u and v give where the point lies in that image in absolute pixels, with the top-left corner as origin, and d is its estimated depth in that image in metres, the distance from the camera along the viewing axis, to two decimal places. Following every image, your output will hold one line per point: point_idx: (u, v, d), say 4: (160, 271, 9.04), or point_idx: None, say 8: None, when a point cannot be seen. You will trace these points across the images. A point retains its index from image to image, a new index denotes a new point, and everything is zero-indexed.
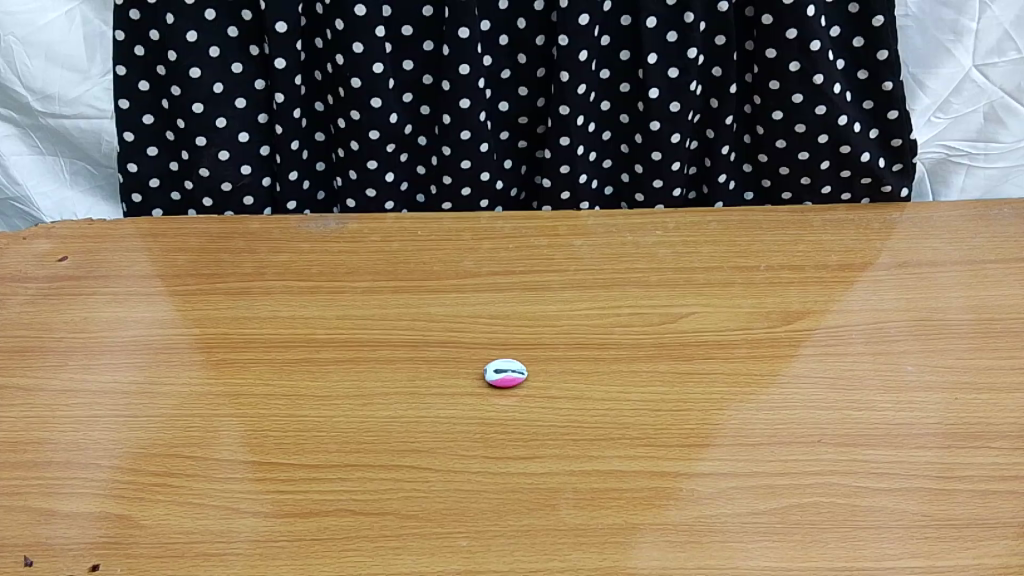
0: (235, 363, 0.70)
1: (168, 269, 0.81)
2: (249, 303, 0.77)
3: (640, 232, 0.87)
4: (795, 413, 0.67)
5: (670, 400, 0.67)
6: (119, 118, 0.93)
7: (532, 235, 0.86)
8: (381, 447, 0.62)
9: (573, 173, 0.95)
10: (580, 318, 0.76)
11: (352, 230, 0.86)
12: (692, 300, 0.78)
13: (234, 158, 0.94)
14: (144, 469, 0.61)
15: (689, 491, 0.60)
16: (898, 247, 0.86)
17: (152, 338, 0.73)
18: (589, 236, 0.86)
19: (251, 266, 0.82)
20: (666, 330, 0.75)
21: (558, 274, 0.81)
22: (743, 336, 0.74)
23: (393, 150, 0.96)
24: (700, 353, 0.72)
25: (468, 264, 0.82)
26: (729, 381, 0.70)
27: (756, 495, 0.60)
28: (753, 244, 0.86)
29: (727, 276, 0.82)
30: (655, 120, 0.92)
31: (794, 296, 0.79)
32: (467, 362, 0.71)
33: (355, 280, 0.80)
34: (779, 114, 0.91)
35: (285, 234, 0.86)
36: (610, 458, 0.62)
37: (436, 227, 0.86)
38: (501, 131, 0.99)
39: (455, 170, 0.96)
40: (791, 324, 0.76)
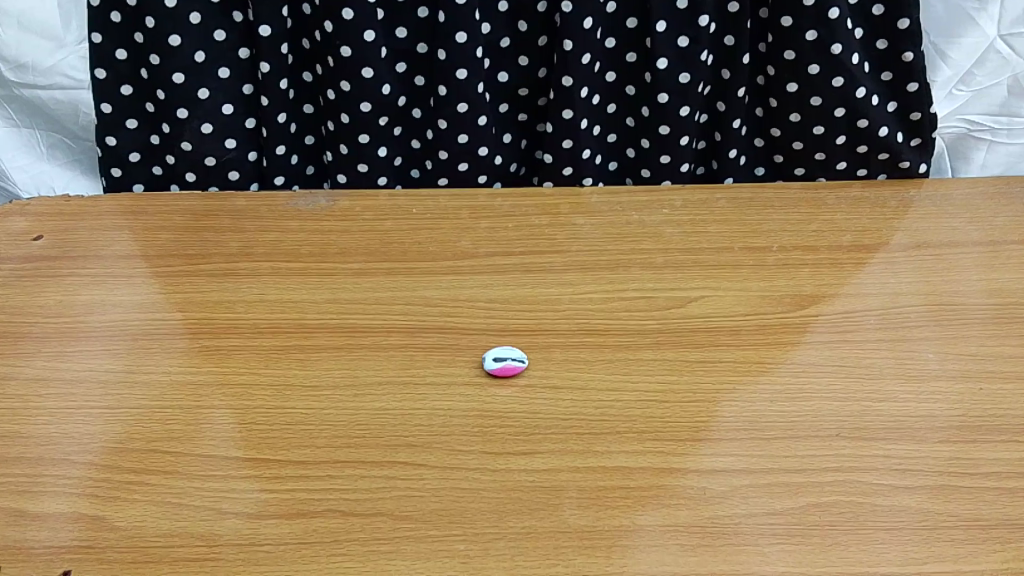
0: (219, 350, 0.66)
1: (150, 250, 0.77)
2: (235, 286, 0.73)
3: (646, 211, 0.82)
4: (810, 404, 0.63)
5: (678, 391, 0.64)
6: (97, 89, 0.89)
7: (533, 214, 0.82)
8: (373, 441, 0.59)
9: (575, 148, 0.91)
10: (583, 303, 0.72)
11: (343, 208, 0.82)
12: (701, 283, 0.75)
13: (217, 131, 0.90)
14: (119, 466, 0.57)
15: (699, 490, 0.56)
16: (914, 227, 0.82)
17: (131, 323, 0.69)
18: (592, 214, 0.82)
19: (237, 246, 0.77)
20: (674, 315, 0.71)
21: (559, 255, 0.77)
22: (755, 322, 0.71)
23: (385, 123, 0.92)
24: (709, 340, 0.69)
25: (464, 244, 0.78)
26: (741, 370, 0.66)
27: (771, 494, 0.56)
28: (764, 223, 0.82)
29: (738, 257, 0.78)
30: (663, 92, 0.88)
31: (807, 279, 0.75)
32: (465, 350, 0.67)
33: (345, 262, 0.75)
34: (794, 86, 0.87)
35: (272, 212, 0.81)
36: (615, 453, 0.58)
37: (432, 204, 0.82)
38: (500, 103, 0.94)
39: (452, 144, 0.92)
40: (805, 309, 0.72)
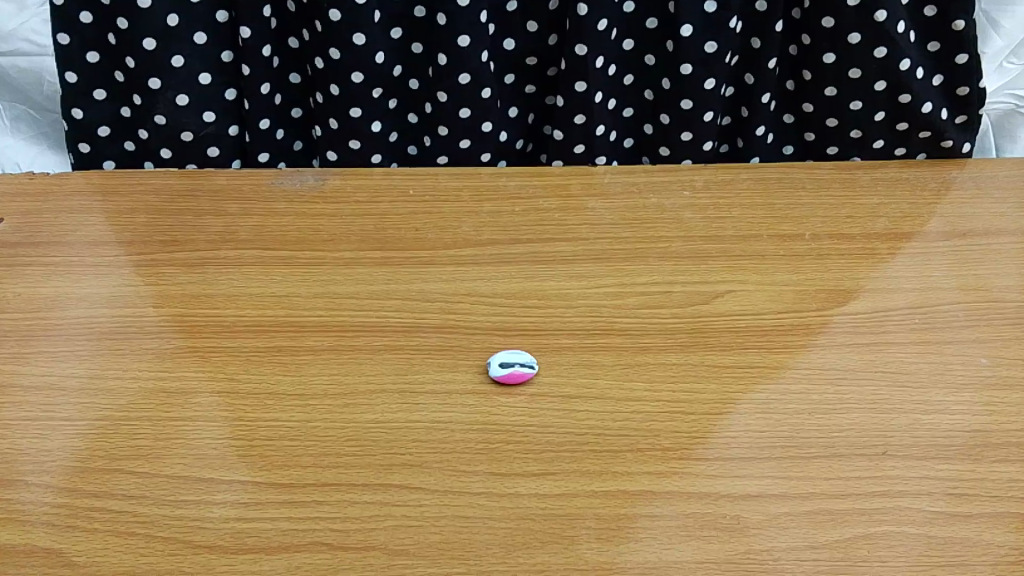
0: (193, 351, 0.60)
1: (120, 236, 0.70)
2: (213, 278, 0.66)
3: (664, 193, 0.75)
4: (853, 417, 0.57)
5: (706, 401, 0.57)
6: (60, 56, 0.81)
7: (541, 196, 0.74)
8: (365, 460, 0.52)
9: (588, 124, 0.84)
10: (597, 298, 0.65)
11: (333, 188, 0.75)
12: (727, 276, 0.68)
13: (193, 103, 0.83)
14: (79, 489, 0.51)
15: (733, 519, 0.50)
16: (958, 212, 0.75)
17: (97, 319, 0.63)
18: (606, 197, 0.75)
19: (216, 231, 0.70)
20: (698, 313, 0.64)
21: (570, 242, 0.70)
22: (788, 320, 0.64)
23: (379, 96, 0.85)
24: (738, 341, 0.62)
25: (466, 229, 0.71)
26: (775, 377, 0.59)
27: (813, 524, 0.50)
28: (795, 208, 0.75)
29: (767, 246, 0.71)
30: (686, 63, 0.80)
31: (844, 272, 0.69)
32: (468, 353, 0.60)
33: (335, 249, 0.68)
34: (831, 57, 0.79)
35: (256, 193, 0.74)
36: (637, 475, 0.52)
37: (431, 184, 0.75)
38: (506, 73, 0.86)
39: (452, 119, 0.84)
40: (842, 305, 0.65)
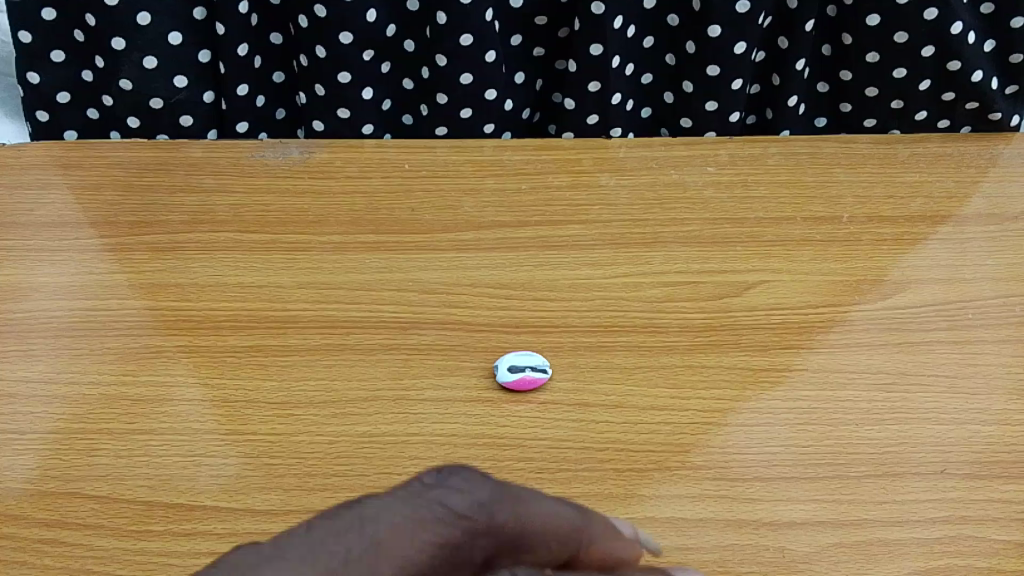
0: (162, 353, 0.53)
1: (79, 215, 0.63)
2: (185, 265, 0.59)
3: (686, 168, 0.68)
4: (907, 428, 0.50)
5: (742, 411, 0.51)
6: (13, 13, 0.74)
7: (550, 172, 0.67)
8: (358, 481, 0.46)
9: (604, 92, 0.78)
10: (616, 290, 0.58)
11: (320, 161, 0.67)
12: (759, 263, 0.61)
13: (163, 67, 0.76)
14: (28, 517, 0.44)
15: (777, 552, 0.44)
16: (1009, 192, 0.68)
17: (54, 313, 0.56)
18: (621, 173, 0.67)
19: (189, 210, 0.63)
20: (728, 307, 0.58)
21: (584, 225, 0.63)
22: (828, 315, 0.57)
23: (371, 58, 0.77)
24: (775, 341, 0.55)
25: (468, 210, 0.63)
26: (817, 382, 0.53)
27: (868, 558, 0.44)
28: (831, 186, 0.68)
29: (802, 229, 0.64)
30: (715, 24, 0.73)
31: (887, 259, 0.62)
32: (472, 354, 0.53)
33: (321, 232, 0.61)
34: (876, 19, 0.73)
35: (234, 166, 0.66)
36: (667, 498, 0.46)
37: (427, 158, 0.67)
38: (512, 34, 0.78)
39: (452, 86, 0.77)
40: (888, 298, 0.59)
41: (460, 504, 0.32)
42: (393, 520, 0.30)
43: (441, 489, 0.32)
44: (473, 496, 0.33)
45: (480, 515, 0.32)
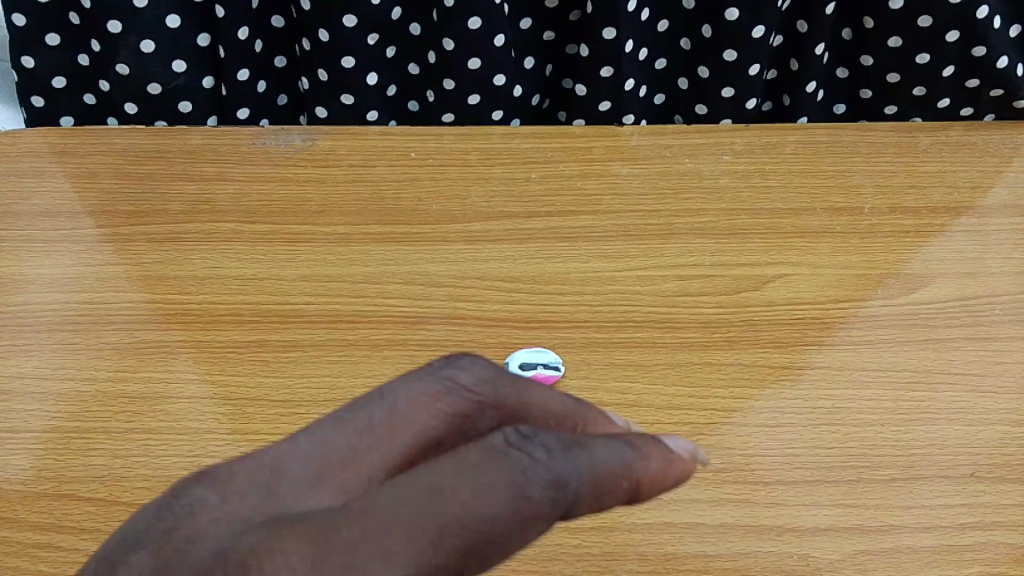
0: (161, 348, 0.51)
1: (75, 204, 0.60)
2: (184, 256, 0.57)
3: (702, 156, 0.66)
4: (934, 429, 0.49)
5: (763, 410, 0.49)
6: None
7: (560, 160, 0.65)
8: None
9: (616, 78, 0.76)
10: (630, 283, 0.56)
11: (324, 149, 0.65)
12: (779, 256, 0.59)
13: (161, 51, 0.74)
14: (22, 520, 0.43)
15: (801, 560, 0.42)
16: None
17: (49, 307, 0.54)
18: (635, 161, 0.65)
19: (188, 199, 0.61)
20: (747, 302, 0.56)
21: (597, 215, 0.61)
22: (851, 310, 0.55)
23: (376, 42, 0.75)
24: (796, 337, 0.53)
25: (476, 199, 0.61)
26: (840, 381, 0.51)
27: (895, 565, 0.43)
28: (851, 175, 0.65)
29: (822, 220, 0.62)
30: (733, 8, 0.71)
31: (911, 252, 0.60)
32: (482, 351, 0.52)
33: (325, 222, 0.59)
34: (899, 3, 0.71)
35: (234, 154, 0.64)
36: (685, 503, 0.44)
37: (434, 146, 0.65)
38: (522, 18, 0.76)
39: (459, 71, 0.75)
40: (912, 293, 0.57)
41: (467, 379, 0.29)
42: (396, 394, 0.28)
43: (445, 368, 0.29)
44: (480, 373, 0.29)
45: (487, 390, 0.29)
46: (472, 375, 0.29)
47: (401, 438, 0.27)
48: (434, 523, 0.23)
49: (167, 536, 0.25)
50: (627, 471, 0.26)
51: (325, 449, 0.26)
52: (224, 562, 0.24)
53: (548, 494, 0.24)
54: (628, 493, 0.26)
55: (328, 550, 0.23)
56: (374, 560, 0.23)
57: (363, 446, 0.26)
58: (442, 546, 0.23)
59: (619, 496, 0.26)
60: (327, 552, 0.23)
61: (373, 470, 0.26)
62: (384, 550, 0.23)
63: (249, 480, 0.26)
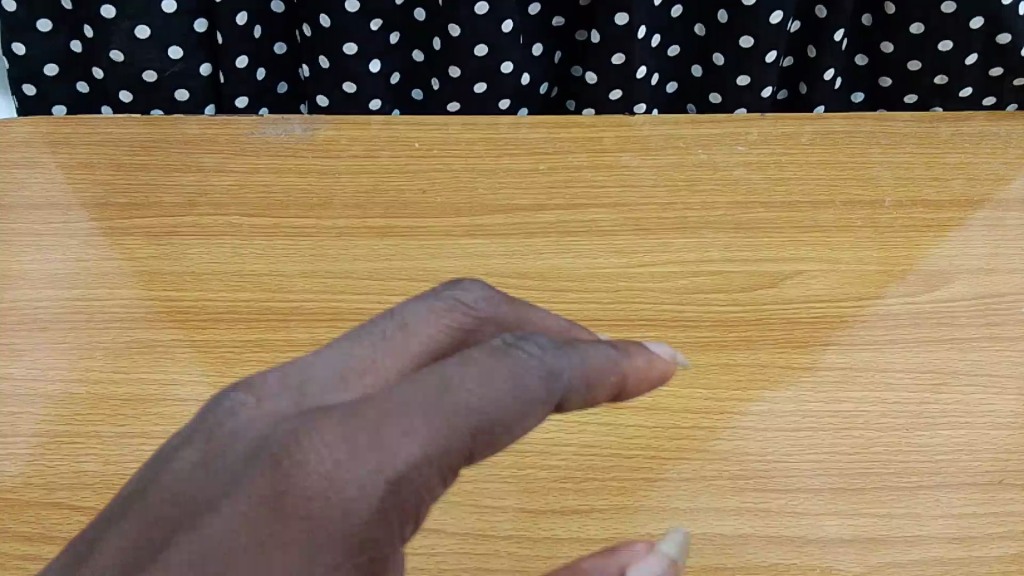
0: (156, 348, 0.49)
1: (67, 196, 0.58)
2: (180, 252, 0.55)
3: (717, 147, 0.63)
4: (961, 433, 0.47)
5: (783, 414, 0.47)
6: None
7: (570, 151, 0.63)
8: None
9: (628, 66, 0.74)
10: (643, 280, 0.54)
11: (325, 138, 0.62)
12: (797, 252, 0.57)
13: (156, 37, 0.72)
14: (9, 531, 0.41)
15: (823, 571, 0.41)
16: None
17: (40, 304, 0.52)
18: (647, 152, 0.63)
19: (185, 191, 0.59)
20: (765, 300, 0.53)
21: (608, 209, 0.59)
22: (873, 308, 0.53)
23: (378, 28, 0.73)
24: (816, 337, 0.51)
25: (483, 191, 0.59)
26: (863, 383, 0.49)
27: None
28: (871, 166, 0.63)
29: (842, 214, 0.60)
30: None
31: (934, 247, 0.58)
32: None
33: (326, 216, 0.57)
34: None
35: (232, 144, 0.62)
36: (702, 512, 0.43)
37: (439, 135, 0.63)
38: (530, 3, 0.73)
39: (466, 59, 0.73)
40: (936, 290, 0.55)
41: (469, 299, 0.33)
42: (411, 313, 0.31)
43: (451, 292, 0.33)
44: (479, 295, 0.33)
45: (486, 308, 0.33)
46: (475, 297, 0.33)
47: (415, 347, 0.30)
48: (450, 407, 0.26)
49: (212, 429, 0.28)
50: (612, 367, 0.31)
51: (351, 356, 0.30)
52: (269, 445, 0.27)
53: (546, 382, 0.28)
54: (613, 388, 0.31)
55: (358, 428, 0.26)
56: (399, 437, 0.25)
57: (383, 353, 0.30)
58: (460, 425, 0.26)
59: (604, 389, 0.30)
60: (356, 432, 0.26)
61: (393, 373, 0.29)
62: (408, 425, 0.26)
63: (283, 380, 0.29)
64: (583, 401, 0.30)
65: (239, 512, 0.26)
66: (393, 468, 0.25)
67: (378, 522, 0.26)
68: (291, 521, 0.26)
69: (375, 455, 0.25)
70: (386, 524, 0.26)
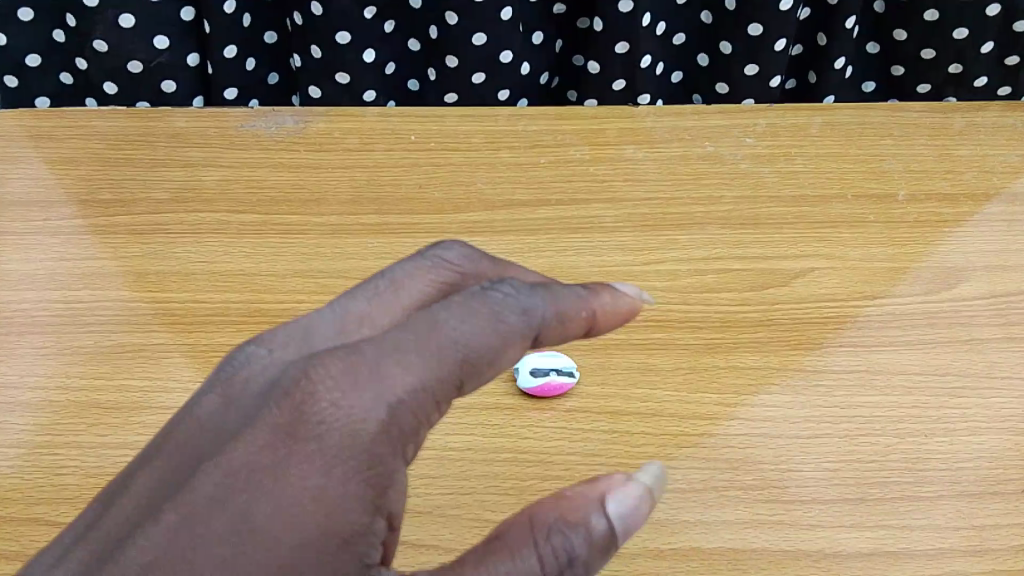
0: (141, 352, 0.47)
1: (50, 192, 0.56)
2: (167, 250, 0.52)
3: (724, 139, 0.61)
4: (983, 440, 0.45)
5: (797, 420, 0.45)
6: None
7: (572, 144, 0.60)
8: None
9: (633, 55, 0.72)
10: (649, 279, 0.52)
11: (319, 131, 0.60)
12: (809, 248, 0.55)
13: (140, 26, 0.71)
14: None
15: None
16: None
17: (20, 306, 0.50)
18: (651, 145, 0.60)
19: (173, 187, 0.57)
20: (776, 299, 0.51)
21: (611, 204, 0.57)
22: (888, 308, 0.51)
23: (373, 16, 0.71)
24: (830, 338, 0.49)
25: (482, 186, 0.57)
26: (879, 387, 0.47)
27: None
28: (884, 159, 0.61)
29: (854, 208, 0.57)
30: None
31: (950, 243, 0.55)
32: None
33: (319, 212, 0.55)
34: None
35: (222, 137, 0.60)
36: (715, 525, 0.41)
37: (437, 128, 0.61)
38: None
39: (465, 48, 0.71)
40: (953, 288, 0.53)
41: (455, 255, 0.33)
42: (400, 271, 0.32)
43: (438, 249, 0.34)
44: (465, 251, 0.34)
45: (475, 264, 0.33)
46: (458, 253, 0.33)
47: (406, 302, 0.31)
48: (438, 343, 0.28)
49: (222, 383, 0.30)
50: (584, 304, 0.31)
51: (347, 312, 0.31)
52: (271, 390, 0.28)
53: (524, 318, 0.29)
54: (587, 325, 0.32)
55: (356, 364, 0.27)
56: (393, 369, 0.27)
57: (375, 308, 0.31)
58: (452, 355, 0.28)
59: (575, 327, 0.31)
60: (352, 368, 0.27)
61: (388, 323, 0.31)
62: (403, 357, 0.27)
63: (287, 336, 0.30)
64: (559, 337, 0.31)
65: (248, 448, 0.27)
66: (388, 398, 0.27)
67: (381, 449, 0.27)
68: (300, 450, 0.26)
69: (375, 384, 0.27)
70: (384, 450, 0.27)
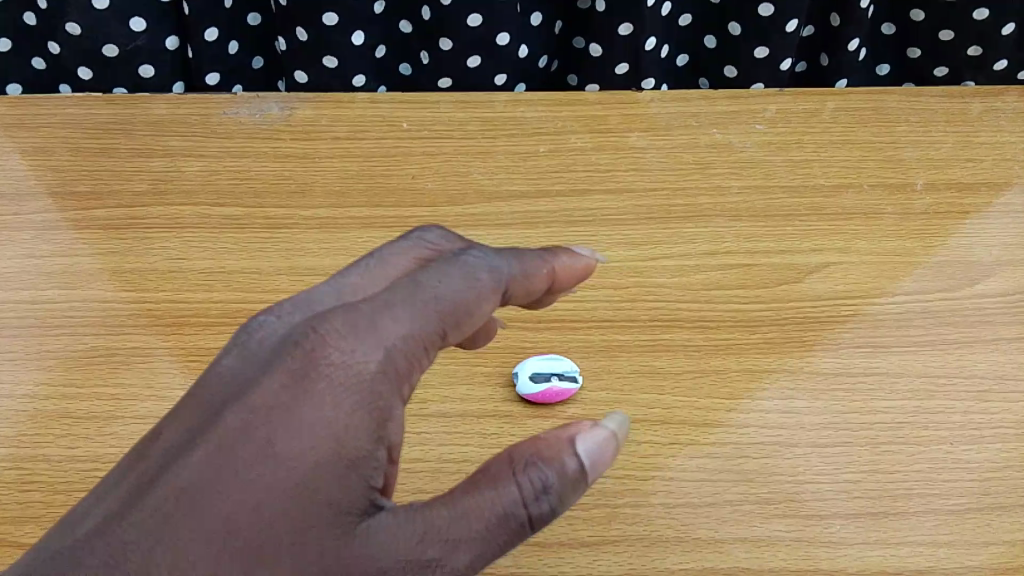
0: (115, 357, 0.44)
1: (21, 184, 0.53)
2: (144, 246, 0.49)
3: (733, 126, 0.58)
4: (1012, 448, 0.42)
5: (814, 427, 0.42)
6: None
7: (573, 131, 0.57)
8: None
9: (636, 36, 0.69)
10: (655, 275, 0.49)
11: (305, 119, 0.57)
12: (823, 241, 0.52)
13: (116, 8, 0.68)
14: None
15: None
16: None
17: None
18: (656, 132, 0.57)
19: (151, 178, 0.53)
20: (790, 297, 0.49)
21: (615, 195, 0.54)
22: (908, 305, 0.48)
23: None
24: (848, 337, 0.46)
25: (478, 177, 0.54)
26: (901, 390, 0.44)
27: None
28: (901, 145, 0.58)
29: (870, 198, 0.54)
30: None
31: (971, 235, 0.53)
32: (489, 359, 0.45)
33: (306, 205, 0.52)
34: None
35: (204, 125, 0.56)
36: (729, 544, 0.38)
37: (430, 115, 0.58)
38: None
39: (459, 29, 0.68)
40: (975, 284, 0.50)
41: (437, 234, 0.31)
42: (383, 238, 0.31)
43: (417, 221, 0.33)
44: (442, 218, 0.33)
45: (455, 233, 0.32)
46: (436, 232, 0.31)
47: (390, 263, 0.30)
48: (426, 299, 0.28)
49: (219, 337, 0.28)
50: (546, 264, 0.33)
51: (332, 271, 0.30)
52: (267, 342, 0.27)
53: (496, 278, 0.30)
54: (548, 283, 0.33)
55: (357, 316, 0.27)
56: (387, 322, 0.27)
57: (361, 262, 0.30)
58: (439, 308, 0.28)
59: (541, 283, 0.33)
60: (352, 319, 0.27)
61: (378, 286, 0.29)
62: (396, 309, 0.27)
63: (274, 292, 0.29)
64: (526, 292, 0.32)
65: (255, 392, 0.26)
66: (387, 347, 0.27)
67: (381, 388, 0.26)
68: (309, 388, 0.26)
69: (374, 332, 0.27)
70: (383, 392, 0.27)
